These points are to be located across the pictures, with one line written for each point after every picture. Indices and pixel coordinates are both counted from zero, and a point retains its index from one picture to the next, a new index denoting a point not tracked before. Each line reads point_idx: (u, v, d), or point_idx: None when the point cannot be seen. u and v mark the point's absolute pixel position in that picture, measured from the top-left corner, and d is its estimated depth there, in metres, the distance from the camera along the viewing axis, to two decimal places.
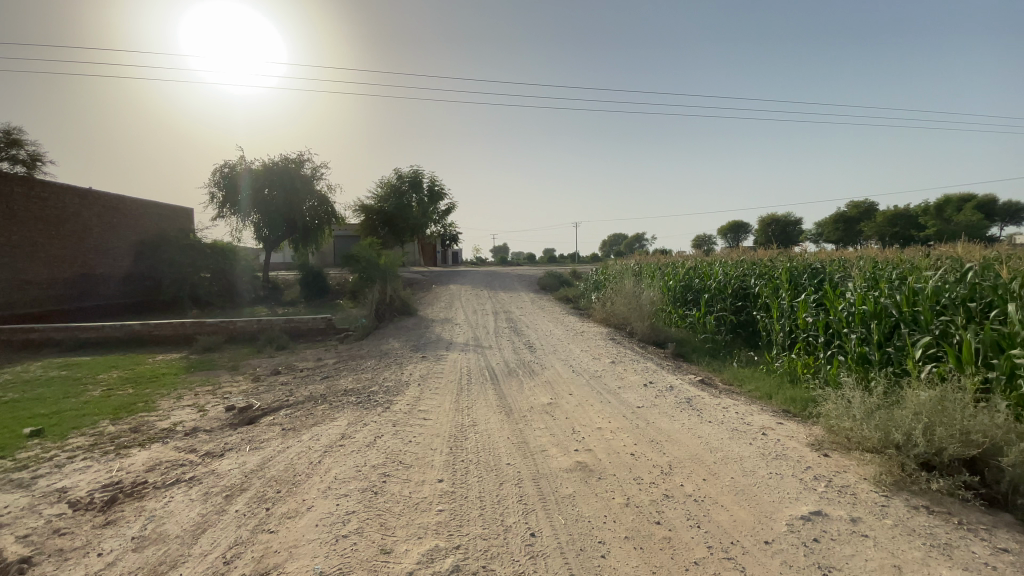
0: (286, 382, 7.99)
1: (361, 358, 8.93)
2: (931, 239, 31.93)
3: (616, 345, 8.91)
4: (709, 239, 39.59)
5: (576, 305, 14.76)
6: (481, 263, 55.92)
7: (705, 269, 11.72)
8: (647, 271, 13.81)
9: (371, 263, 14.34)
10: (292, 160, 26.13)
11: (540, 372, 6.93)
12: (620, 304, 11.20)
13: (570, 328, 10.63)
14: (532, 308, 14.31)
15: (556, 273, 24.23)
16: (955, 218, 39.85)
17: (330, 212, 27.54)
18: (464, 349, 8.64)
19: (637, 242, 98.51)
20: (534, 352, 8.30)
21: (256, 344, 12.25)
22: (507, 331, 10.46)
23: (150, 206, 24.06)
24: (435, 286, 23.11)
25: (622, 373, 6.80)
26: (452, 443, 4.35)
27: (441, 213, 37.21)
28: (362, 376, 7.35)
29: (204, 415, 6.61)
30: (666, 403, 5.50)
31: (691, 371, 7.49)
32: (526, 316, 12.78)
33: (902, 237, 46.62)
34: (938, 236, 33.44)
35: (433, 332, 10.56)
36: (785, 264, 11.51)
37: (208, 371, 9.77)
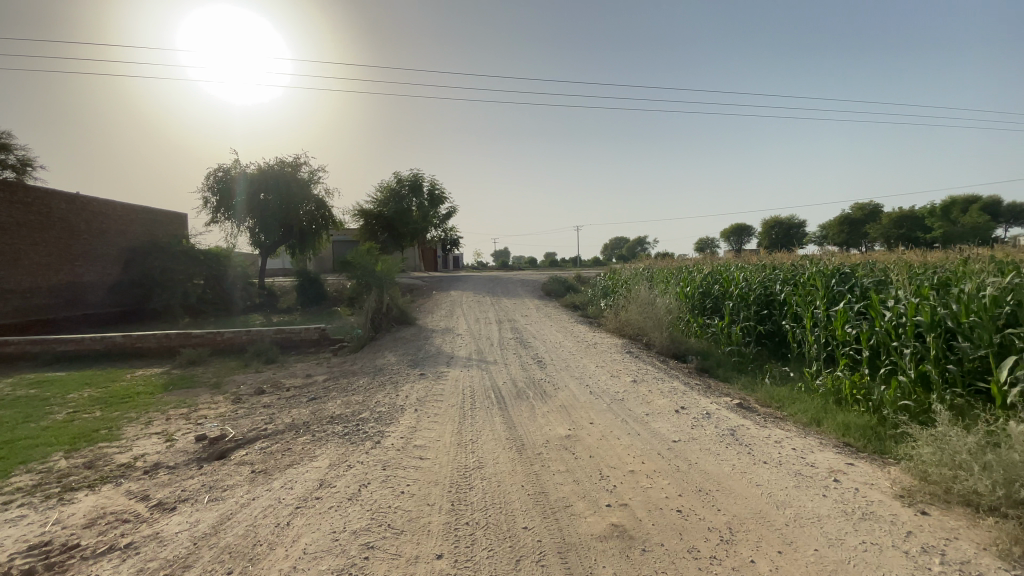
0: (268, 404, 7.18)
1: (354, 375, 8.11)
2: (939, 241, 30.73)
3: (634, 359, 8.06)
4: (712, 243, 38.71)
5: (584, 312, 13.91)
6: (483, 267, 55.16)
7: (725, 274, 10.92)
8: (660, 276, 13.02)
9: (369, 272, 13.45)
10: (289, 164, 25.40)
11: (554, 394, 6.11)
12: (635, 313, 10.35)
13: (581, 339, 9.80)
14: (538, 316, 13.48)
15: (561, 279, 23.44)
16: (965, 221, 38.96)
17: (328, 217, 26.76)
18: (467, 364, 7.82)
19: (639, 245, 97.83)
20: (544, 368, 7.48)
21: (243, 357, 11.43)
22: (513, 343, 9.62)
23: (141, 211, 23.32)
24: (435, 292, 22.31)
25: (647, 394, 5.97)
26: (454, 496, 3.53)
27: (442, 217, 36.49)
28: (352, 398, 6.53)
29: (171, 447, 5.79)
30: (706, 434, 4.67)
31: (723, 390, 6.64)
32: (533, 325, 11.94)
33: (910, 239, 45.76)
34: (946, 238, 32.28)
35: (432, 344, 9.74)
36: (810, 269, 10.72)
37: (187, 389, 8.97)
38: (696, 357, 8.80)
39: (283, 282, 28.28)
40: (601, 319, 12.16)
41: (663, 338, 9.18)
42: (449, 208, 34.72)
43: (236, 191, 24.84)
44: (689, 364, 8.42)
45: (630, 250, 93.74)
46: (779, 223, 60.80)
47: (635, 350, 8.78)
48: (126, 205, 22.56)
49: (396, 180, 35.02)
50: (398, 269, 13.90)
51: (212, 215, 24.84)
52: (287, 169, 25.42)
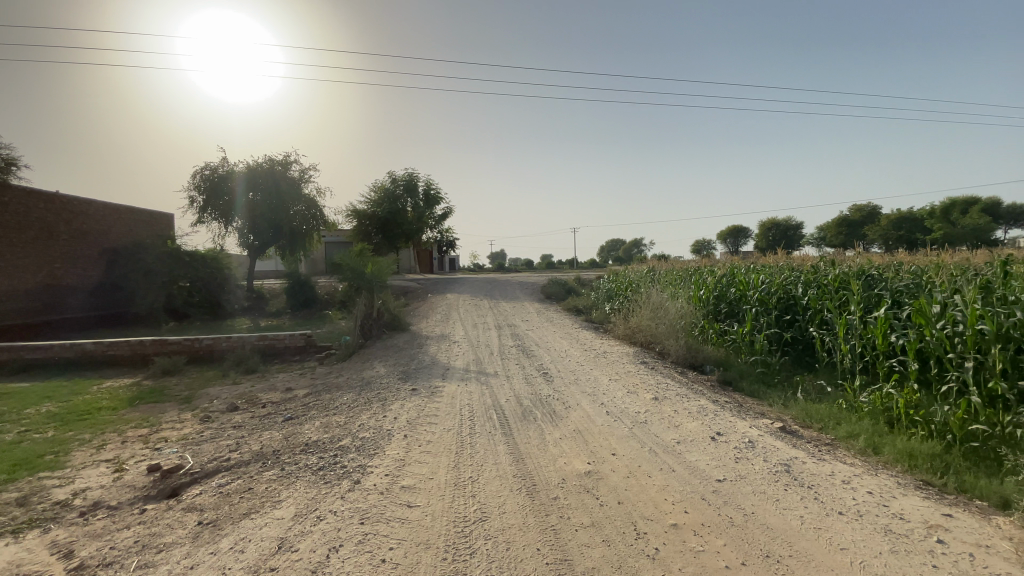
0: (240, 424, 6.34)
1: (338, 389, 7.27)
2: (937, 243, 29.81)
3: (650, 370, 7.25)
4: (708, 245, 38.08)
5: (588, 317, 13.10)
6: (478, 269, 54.32)
7: (740, 275, 10.18)
8: (669, 278, 12.25)
9: (358, 274, 12.53)
10: (279, 162, 24.50)
11: (565, 414, 5.30)
12: (647, 318, 9.53)
13: (589, 347, 8.97)
14: (540, 321, 12.66)
15: (560, 281, 22.68)
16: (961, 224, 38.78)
17: (319, 217, 25.88)
18: (464, 377, 7.00)
19: (636, 247, 97.36)
20: (551, 382, 6.68)
21: (222, 366, 10.56)
22: (515, 351, 8.80)
23: (124, 211, 22.33)
24: (430, 295, 21.51)
25: (674, 416, 5.17)
26: (452, 567, 2.72)
27: (438, 217, 35.72)
28: (334, 419, 5.70)
29: (119, 480, 4.93)
30: (755, 471, 3.88)
31: (756, 409, 5.85)
32: (535, 331, 11.12)
33: (909, 240, 45.38)
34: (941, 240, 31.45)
35: (427, 353, 8.91)
36: (831, 270, 10.02)
37: (156, 404, 8.11)
38: (716, 367, 8.01)
39: (273, 285, 27.34)
40: (608, 325, 11.36)
41: (679, 346, 8.38)
42: (445, 208, 33.87)
43: (223, 191, 23.88)
44: (710, 376, 7.61)
45: (627, 252, 93.22)
46: (777, 224, 60.38)
47: (649, 360, 7.97)
48: (109, 204, 21.57)
49: (391, 180, 34.11)
50: (388, 270, 12.98)
51: (199, 215, 23.84)
52: (276, 167, 24.51)
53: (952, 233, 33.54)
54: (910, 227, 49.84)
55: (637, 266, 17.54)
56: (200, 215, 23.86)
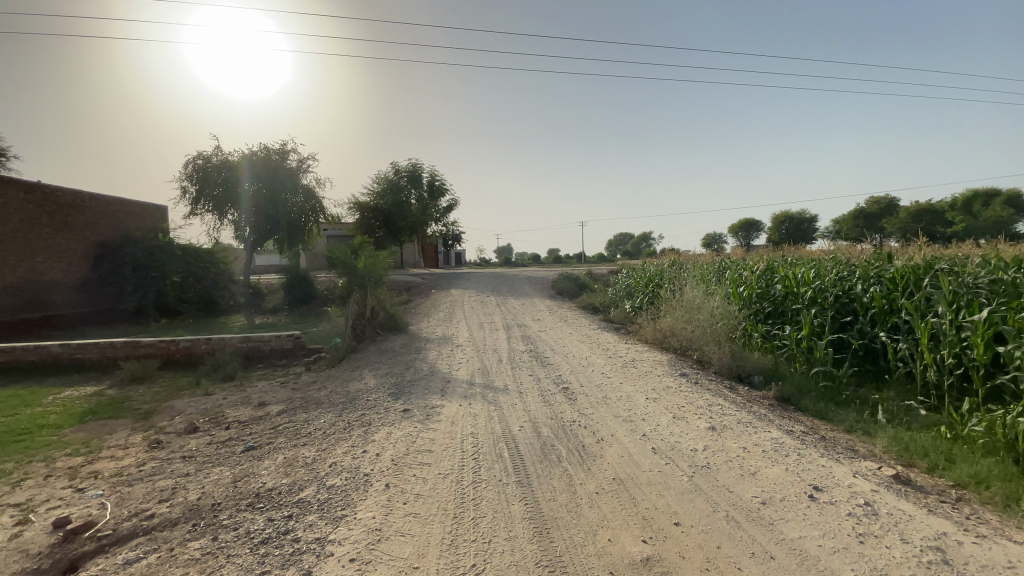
0: (192, 454, 5.14)
1: (317, 406, 6.05)
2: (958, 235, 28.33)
3: (695, 386, 5.95)
4: (719, 238, 36.87)
5: (607, 316, 11.78)
6: (484, 263, 53.11)
7: (784, 270, 8.87)
8: (697, 272, 10.98)
9: (347, 269, 10.20)
10: (275, 151, 23.30)
11: (599, 451, 4.06)
12: (680, 320, 8.24)
13: (614, 353, 7.69)
14: (554, 321, 11.38)
15: (571, 276, 21.42)
16: (984, 217, 37.36)
17: (318, 209, 24.74)
18: (468, 394, 5.74)
19: (643, 242, 96.06)
20: (574, 401, 5.46)
21: (198, 373, 9.42)
22: (528, 359, 7.52)
23: (114, 203, 21.30)
24: (434, 290, 20.33)
25: (745, 458, 3.88)
26: None
27: (443, 210, 34.51)
28: (301, 454, 4.48)
29: (14, 540, 3.75)
30: (899, 564, 2.59)
31: (842, 443, 4.55)
32: (550, 333, 9.84)
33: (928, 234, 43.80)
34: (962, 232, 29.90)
35: (425, 361, 7.67)
36: (891, 262, 8.67)
37: (110, 420, 6.96)
38: (771, 381, 6.68)
39: (271, 280, 26.24)
40: (632, 326, 10.05)
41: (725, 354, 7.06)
42: (450, 201, 32.62)
43: (217, 181, 22.70)
44: (765, 392, 6.29)
45: (635, 246, 91.74)
46: (789, 219, 58.89)
47: (691, 371, 6.66)
48: (97, 195, 20.52)
49: (393, 171, 32.99)
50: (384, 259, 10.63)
51: (192, 207, 22.65)
52: (273, 157, 23.34)
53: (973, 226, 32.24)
54: (929, 220, 48.24)
55: (655, 260, 16.26)
56: (193, 207, 22.68)
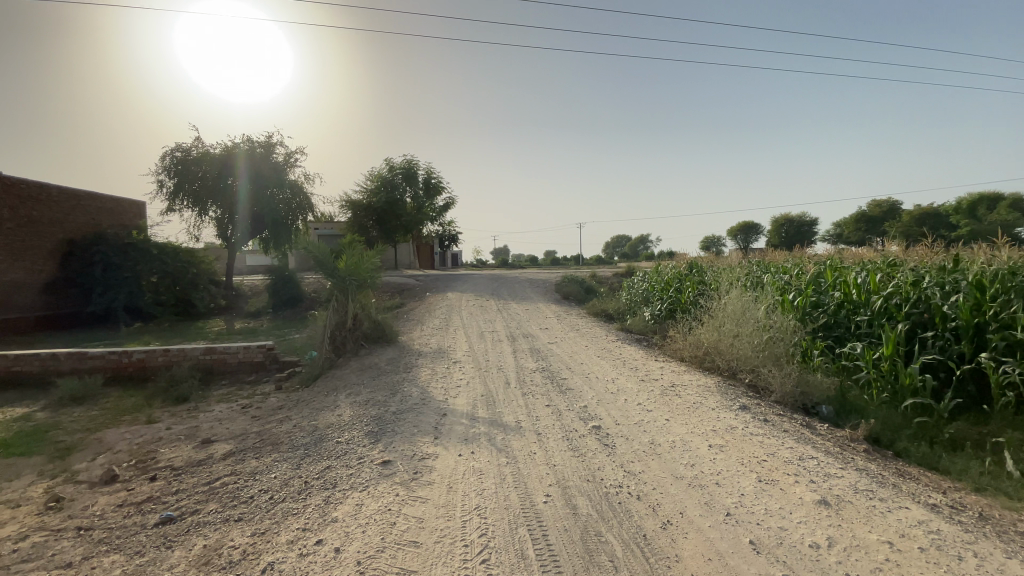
0: (90, 526, 3.74)
1: (273, 450, 4.66)
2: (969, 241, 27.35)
3: (765, 428, 4.57)
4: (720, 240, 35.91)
5: (624, 325, 10.39)
6: (481, 264, 51.65)
7: (837, 274, 7.55)
8: (726, 276, 9.68)
9: (325, 267, 8.44)
10: (261, 144, 21.81)
11: (671, 550, 2.70)
12: (721, 335, 6.90)
13: (645, 374, 6.32)
14: (564, 330, 9.97)
15: (574, 278, 20.15)
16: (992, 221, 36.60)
17: (307, 205, 23.29)
18: (469, 437, 4.38)
19: (641, 244, 95.03)
20: (611, 448, 4.11)
21: (150, 391, 8.02)
22: (541, 382, 6.12)
23: (85, 197, 19.79)
24: (429, 294, 18.98)
25: (902, 568, 2.52)
26: None
27: (439, 208, 33.16)
28: (230, 541, 3.08)
29: None
30: None
31: (1008, 526, 3.18)
32: (562, 345, 8.45)
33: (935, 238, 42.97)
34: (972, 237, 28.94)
35: (416, 382, 6.31)
36: (965, 264, 7.37)
37: (19, 458, 5.54)
38: (854, 419, 5.29)
39: (255, 281, 24.71)
40: (658, 340, 8.65)
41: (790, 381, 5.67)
42: (446, 199, 31.25)
43: (197, 174, 21.01)
44: (850, 432, 4.92)
45: (633, 249, 90.66)
46: (790, 222, 57.96)
47: (752, 404, 5.27)
48: (66, 188, 19.00)
49: (387, 167, 31.54)
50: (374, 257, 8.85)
51: (170, 202, 20.89)
52: (257, 150, 21.85)
53: (981, 230, 31.39)
54: (932, 223, 47.37)
55: (668, 262, 14.97)
56: (171, 202, 20.91)
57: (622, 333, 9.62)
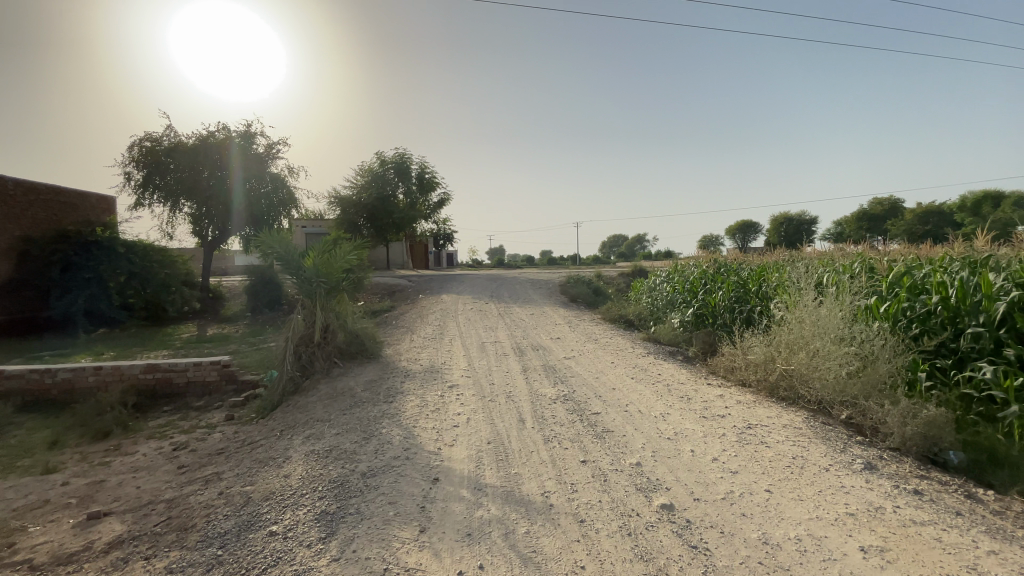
0: None
1: (175, 545, 3.06)
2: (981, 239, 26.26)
3: (927, 514, 3.00)
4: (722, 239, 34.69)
5: (651, 333, 8.79)
6: (477, 265, 50.10)
7: (930, 271, 5.91)
8: (775, 277, 8.12)
9: (289, 268, 6.65)
10: (240, 133, 20.02)
11: None
12: (793, 357, 5.31)
13: (705, 409, 4.73)
14: (582, 341, 8.35)
15: (579, 278, 18.58)
16: (1002, 219, 35.59)
17: (289, 200, 21.63)
18: (476, 529, 2.82)
19: (638, 245, 94.03)
20: (706, 555, 2.55)
21: (70, 422, 6.42)
22: (568, 420, 4.54)
23: (46, 190, 18.01)
24: (421, 296, 17.40)
25: None
26: None
27: (433, 205, 31.51)
28: None
29: None
30: None
31: None
32: (584, 361, 6.83)
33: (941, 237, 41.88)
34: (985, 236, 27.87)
35: (400, 418, 4.73)
36: None
37: None
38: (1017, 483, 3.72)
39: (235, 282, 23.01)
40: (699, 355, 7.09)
41: (916, 424, 4.07)
42: (440, 195, 29.61)
43: (169, 165, 19.17)
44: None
45: (630, 250, 89.42)
46: (789, 221, 56.78)
47: (875, 462, 3.71)
48: (23, 180, 17.21)
49: (378, 162, 29.88)
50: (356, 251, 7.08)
51: (138, 195, 19.05)
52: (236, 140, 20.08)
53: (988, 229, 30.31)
54: (937, 221, 46.31)
55: (688, 261, 13.45)
56: (140, 196, 19.07)
57: (652, 344, 8.01)
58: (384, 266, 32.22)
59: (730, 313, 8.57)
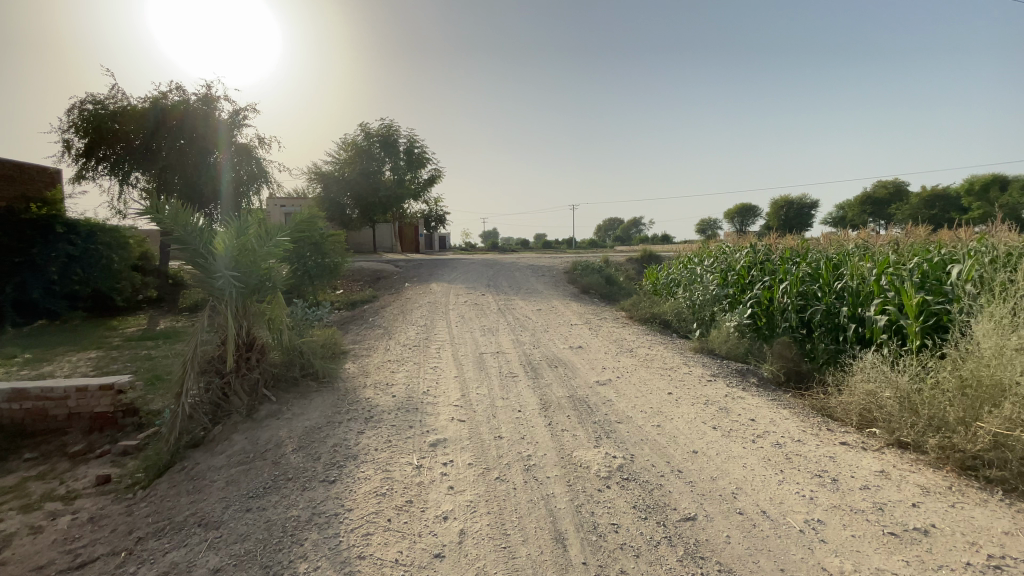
0: None
1: None
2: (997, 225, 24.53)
3: None
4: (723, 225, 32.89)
5: (704, 339, 6.74)
6: (470, 248, 47.74)
7: None
8: (885, 276, 6.02)
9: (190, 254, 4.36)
10: (199, 96, 17.25)
11: None
12: (996, 420, 3.11)
13: (886, 517, 2.69)
14: (616, 352, 6.21)
15: (585, 265, 16.44)
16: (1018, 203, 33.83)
17: (259, 172, 19.23)
18: None
19: (633, 228, 92.00)
20: None
21: None
22: (647, 542, 2.47)
23: None
24: (405, 285, 15.20)
25: None
26: None
27: (423, 182, 28.98)
28: None
29: None
30: None
31: None
32: (630, 391, 4.72)
33: (949, 223, 40.19)
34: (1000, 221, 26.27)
35: (337, 533, 2.61)
36: None
37: None
38: None
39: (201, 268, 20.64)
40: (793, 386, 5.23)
41: None
42: (431, 171, 27.12)
43: (115, 131, 16.28)
44: None
45: (626, 233, 87.35)
46: (789, 203, 54.89)
47: None
48: None
49: (363, 135, 27.26)
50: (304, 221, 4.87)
51: (80, 166, 16.31)
52: (194, 104, 17.26)
53: (999, 212, 28.69)
54: (942, 206, 44.56)
55: (723, 245, 11.31)
56: (82, 167, 16.23)
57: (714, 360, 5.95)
58: (370, 248, 29.87)
59: (824, 332, 6.68)
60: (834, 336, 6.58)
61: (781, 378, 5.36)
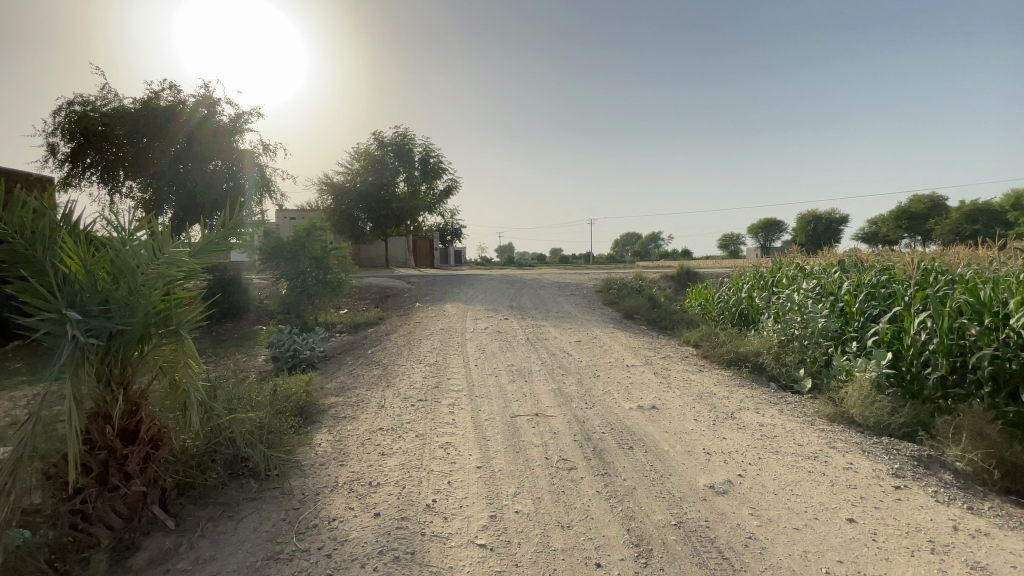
0: None
1: None
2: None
3: None
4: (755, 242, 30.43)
5: (831, 396, 4.80)
6: (485, 262, 45.93)
7: None
8: None
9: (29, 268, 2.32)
10: (197, 98, 15.88)
11: None
12: None
13: None
14: (712, 421, 4.23)
15: (619, 283, 14.45)
16: None
17: (263, 183, 17.74)
18: None
19: (653, 244, 89.63)
20: None
21: None
22: None
23: None
24: (416, 305, 13.42)
25: None
26: None
27: (439, 194, 27.27)
28: None
29: None
30: None
31: None
32: (781, 517, 2.75)
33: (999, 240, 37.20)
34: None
35: None
36: None
37: None
38: None
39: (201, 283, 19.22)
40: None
41: None
42: (447, 182, 25.48)
43: (106, 136, 15.06)
44: None
45: (645, 248, 85.05)
46: (818, 218, 52.25)
47: None
48: None
49: (376, 144, 25.76)
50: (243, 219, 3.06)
51: (67, 171, 15.12)
52: (192, 106, 15.91)
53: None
54: (987, 220, 40.79)
55: (800, 265, 9.24)
56: (70, 174, 15.03)
57: (866, 440, 4.00)
58: (381, 263, 28.29)
59: (1005, 391, 4.67)
60: (1011, 398, 4.64)
61: (992, 477, 3.44)
